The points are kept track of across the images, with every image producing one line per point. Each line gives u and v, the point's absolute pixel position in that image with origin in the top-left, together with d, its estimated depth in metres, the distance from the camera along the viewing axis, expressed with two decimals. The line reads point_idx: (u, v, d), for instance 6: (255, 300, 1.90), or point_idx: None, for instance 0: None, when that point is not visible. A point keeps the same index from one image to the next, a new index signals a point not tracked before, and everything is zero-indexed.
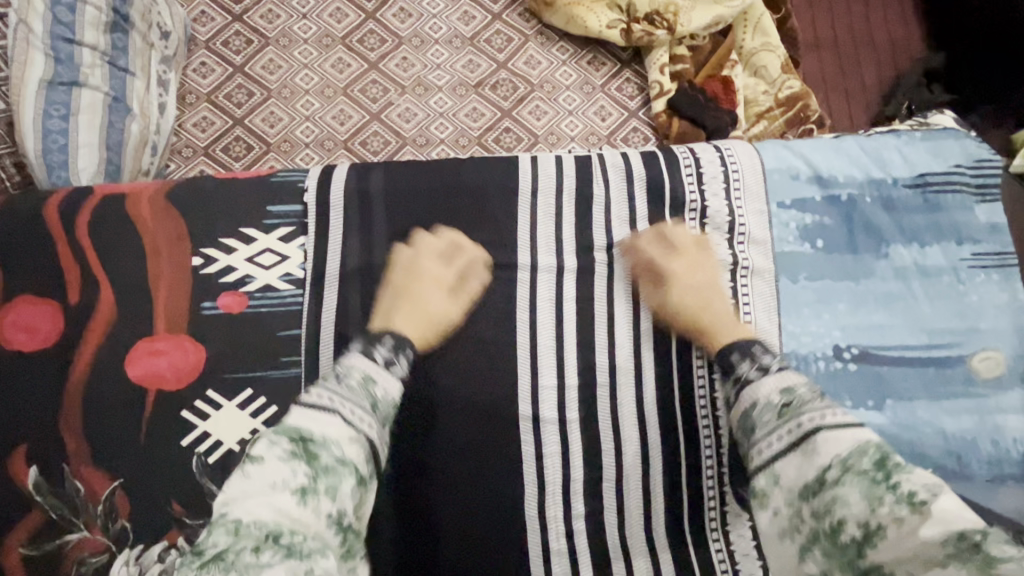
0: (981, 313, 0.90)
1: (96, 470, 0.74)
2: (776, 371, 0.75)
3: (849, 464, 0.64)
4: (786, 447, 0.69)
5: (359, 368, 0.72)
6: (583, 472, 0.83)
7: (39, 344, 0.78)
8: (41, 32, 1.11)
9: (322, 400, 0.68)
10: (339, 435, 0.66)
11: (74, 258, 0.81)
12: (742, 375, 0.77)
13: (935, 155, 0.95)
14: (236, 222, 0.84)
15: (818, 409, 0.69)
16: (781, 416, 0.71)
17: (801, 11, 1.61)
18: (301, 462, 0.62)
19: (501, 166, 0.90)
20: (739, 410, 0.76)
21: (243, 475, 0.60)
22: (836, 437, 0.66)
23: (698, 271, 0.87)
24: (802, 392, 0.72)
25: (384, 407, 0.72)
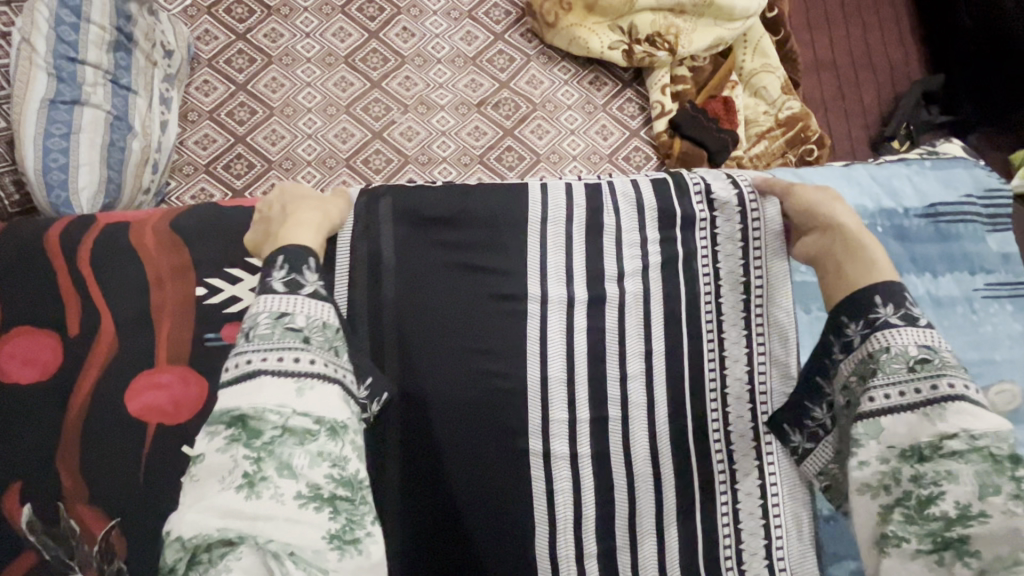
0: (995, 343, 0.89)
1: (93, 508, 0.71)
2: (922, 326, 0.65)
3: (978, 444, 0.56)
4: (905, 405, 0.61)
5: (264, 312, 0.60)
6: (595, 508, 0.81)
7: (38, 375, 0.76)
8: (43, 51, 1.09)
9: (249, 365, 0.57)
10: (280, 397, 0.56)
11: (74, 287, 0.79)
12: (878, 318, 0.66)
13: (945, 185, 0.94)
14: (241, 251, 0.82)
15: (958, 376, 0.61)
16: (914, 370, 0.62)
17: (801, 31, 1.61)
18: (241, 446, 0.53)
19: (508, 193, 0.89)
20: (862, 354, 0.66)
21: (192, 480, 0.54)
22: (973, 412, 0.58)
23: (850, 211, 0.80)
24: (946, 354, 0.63)
25: (320, 334, 0.61)
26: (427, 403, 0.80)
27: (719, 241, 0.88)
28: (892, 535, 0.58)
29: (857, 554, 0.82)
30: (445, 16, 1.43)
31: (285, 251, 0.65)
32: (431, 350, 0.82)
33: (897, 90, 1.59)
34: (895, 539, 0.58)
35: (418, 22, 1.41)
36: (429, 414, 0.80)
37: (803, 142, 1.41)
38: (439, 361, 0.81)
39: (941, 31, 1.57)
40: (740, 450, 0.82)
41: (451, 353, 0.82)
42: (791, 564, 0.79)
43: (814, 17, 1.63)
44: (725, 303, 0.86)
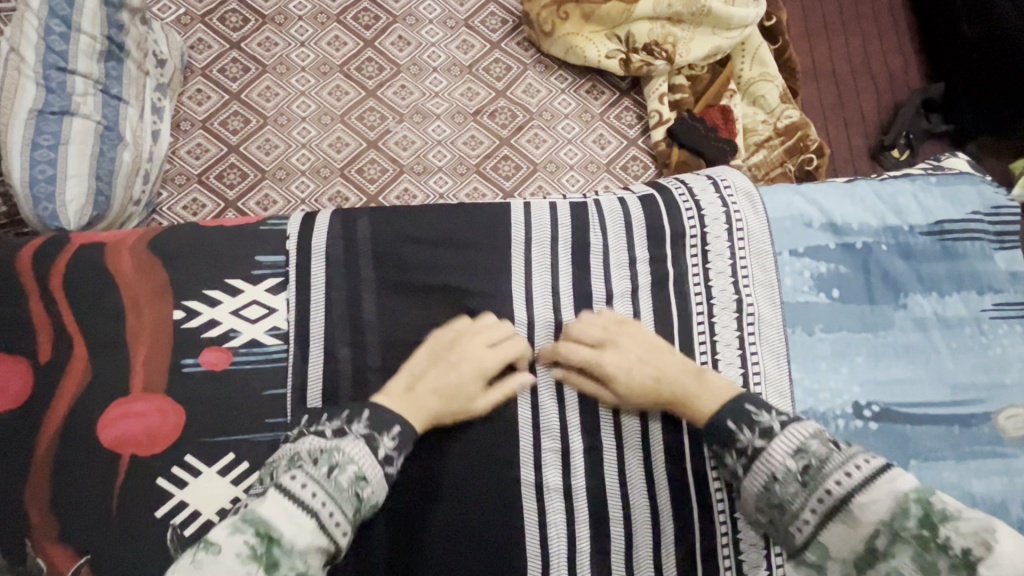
0: (1006, 366, 0.86)
1: (62, 546, 0.68)
2: (781, 432, 0.69)
3: (896, 529, 0.60)
4: (825, 519, 0.64)
5: (355, 466, 0.65)
6: (591, 542, 0.76)
7: (9, 404, 0.72)
8: (32, 62, 1.11)
9: (303, 491, 0.61)
10: (309, 543, 0.59)
11: (47, 312, 0.76)
12: (744, 445, 0.70)
13: (951, 202, 0.91)
14: (222, 272, 0.80)
15: (840, 467, 0.65)
16: (806, 484, 0.66)
17: (800, 40, 1.59)
18: (259, 566, 0.56)
19: (499, 212, 0.86)
20: (760, 487, 0.69)
21: (195, 565, 0.55)
22: (872, 500, 0.62)
23: (630, 346, 0.78)
24: (817, 448, 0.67)
25: (366, 509, 0.65)
26: None
27: (710, 257, 0.85)
28: None
29: None
30: (442, 25, 1.40)
31: (404, 425, 0.69)
32: None
33: (898, 100, 1.56)
34: None
35: (414, 30, 1.39)
36: (416, 443, 0.77)
37: (803, 151, 1.38)
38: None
39: (942, 42, 1.56)
40: None
41: None
42: None
43: (814, 26, 1.61)
44: (718, 322, 0.82)
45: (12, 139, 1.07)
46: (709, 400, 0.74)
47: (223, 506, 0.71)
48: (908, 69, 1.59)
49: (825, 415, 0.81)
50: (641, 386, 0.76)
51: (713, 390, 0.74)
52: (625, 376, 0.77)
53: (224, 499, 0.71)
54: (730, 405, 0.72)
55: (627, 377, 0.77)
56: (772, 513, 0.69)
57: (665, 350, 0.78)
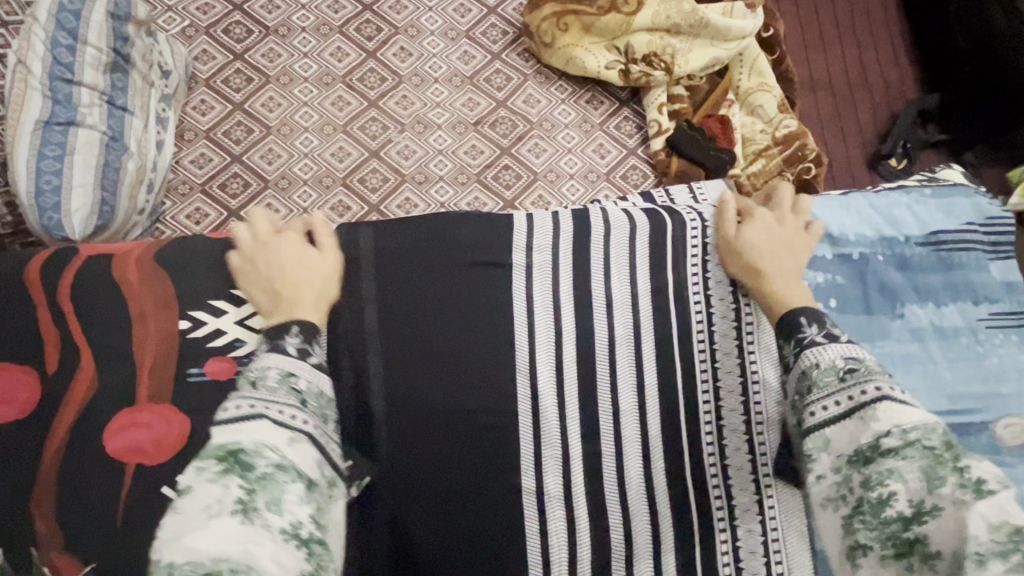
0: (1002, 376, 0.86)
1: (67, 554, 0.69)
2: (844, 341, 0.70)
3: (914, 438, 0.59)
4: (843, 413, 0.65)
5: (276, 367, 0.65)
6: (590, 549, 0.77)
7: (15, 414, 0.73)
8: (39, 73, 1.13)
9: (244, 408, 0.62)
10: (274, 439, 0.60)
11: (54, 321, 0.77)
12: (807, 337, 0.71)
13: (946, 212, 0.92)
14: (227, 283, 0.81)
15: (883, 381, 0.65)
16: (844, 380, 0.66)
17: (796, 51, 1.62)
18: (233, 478, 0.56)
19: (499, 221, 0.88)
20: (797, 371, 0.70)
21: (175, 511, 0.55)
22: (901, 409, 0.62)
23: (781, 224, 0.85)
24: (869, 364, 0.68)
25: (315, 400, 0.66)
26: (416, 441, 0.78)
27: (710, 268, 0.86)
28: (857, 543, 0.59)
29: None
30: (443, 36, 1.42)
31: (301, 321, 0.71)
32: (420, 386, 0.79)
33: (894, 110, 1.58)
34: (862, 546, 0.59)
35: (416, 41, 1.41)
36: (420, 453, 0.77)
37: (802, 159, 1.39)
38: (431, 394, 0.79)
39: (939, 53, 1.57)
40: (738, 484, 0.79)
41: (438, 385, 0.80)
42: None
43: (810, 38, 1.63)
44: (719, 332, 0.84)
45: (19, 150, 1.09)
46: (795, 297, 0.77)
47: None
48: (903, 80, 1.62)
49: None
50: (763, 246, 0.82)
51: (804, 297, 0.78)
52: (758, 230, 0.84)
53: None
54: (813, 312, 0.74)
55: (760, 233, 0.84)
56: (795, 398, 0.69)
57: (794, 250, 0.84)
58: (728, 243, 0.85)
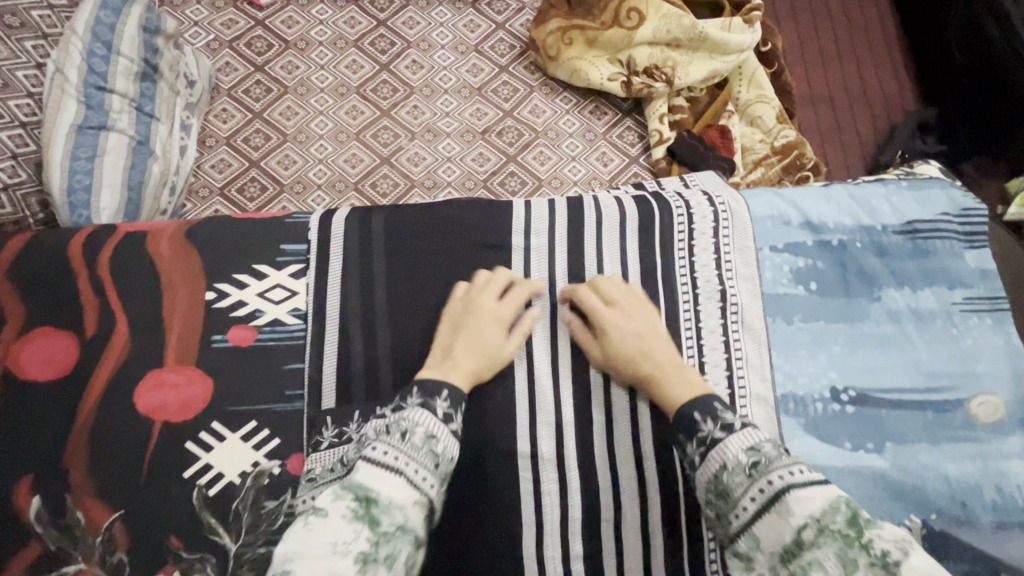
0: (976, 356, 0.91)
1: (98, 501, 0.76)
2: (739, 429, 0.70)
3: (824, 524, 0.61)
4: (762, 509, 0.65)
5: (423, 427, 0.69)
6: (581, 509, 0.82)
7: (54, 373, 0.80)
8: (75, 80, 1.20)
9: (385, 456, 0.65)
10: (404, 499, 0.63)
11: (92, 290, 0.83)
12: (705, 435, 0.71)
13: (922, 204, 0.98)
14: (250, 259, 0.87)
15: (785, 465, 0.67)
16: (751, 476, 0.67)
17: (795, 67, 1.69)
18: (363, 524, 0.59)
19: (499, 208, 0.95)
20: (707, 474, 0.70)
21: (307, 528, 0.59)
22: (808, 496, 0.64)
23: (635, 320, 0.84)
24: (768, 450, 0.68)
25: (444, 464, 0.69)
26: None
27: (696, 252, 0.93)
28: None
29: None
30: (453, 50, 1.52)
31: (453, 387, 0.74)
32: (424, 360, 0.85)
33: (893, 123, 1.65)
34: None
35: (427, 55, 1.51)
36: None
37: (800, 168, 1.45)
38: (471, 400, 0.84)
39: (937, 69, 1.63)
40: None
41: None
42: None
43: (807, 55, 1.71)
44: (704, 311, 0.89)
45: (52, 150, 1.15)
46: (661, 383, 0.79)
47: (245, 469, 0.79)
48: (903, 94, 1.68)
49: (803, 399, 0.88)
50: (630, 353, 0.82)
51: (672, 378, 0.78)
52: (618, 337, 0.83)
53: (246, 462, 0.79)
54: (691, 399, 0.75)
55: (621, 339, 0.82)
56: (715, 501, 0.69)
57: (660, 339, 0.83)
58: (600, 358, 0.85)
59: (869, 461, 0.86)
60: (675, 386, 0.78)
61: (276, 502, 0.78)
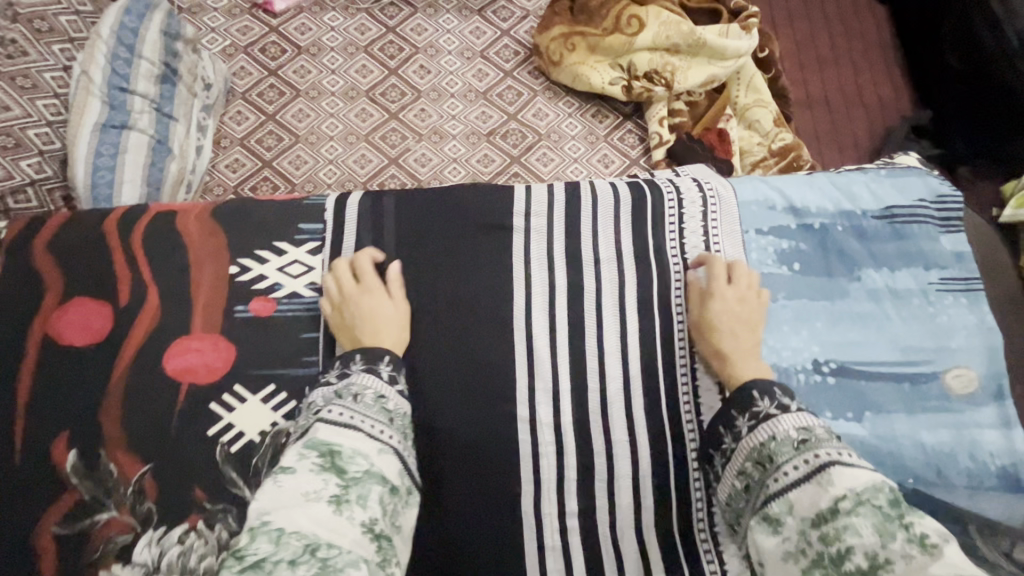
0: (952, 332, 0.96)
1: (130, 455, 0.82)
2: (795, 411, 0.77)
3: (865, 498, 0.65)
4: (803, 477, 0.70)
5: (371, 388, 0.77)
6: (577, 469, 0.88)
7: (91, 339, 0.87)
8: (99, 82, 1.28)
9: (342, 416, 0.72)
10: (367, 449, 0.70)
11: (126, 263, 0.90)
12: (762, 410, 0.78)
13: (900, 190, 1.03)
14: (271, 236, 0.94)
15: (833, 446, 0.72)
16: (799, 448, 0.72)
17: (793, 74, 1.76)
18: (331, 474, 0.66)
19: (501, 192, 1.01)
20: (756, 441, 0.76)
21: (277, 485, 0.64)
22: (852, 473, 0.68)
23: (742, 303, 0.90)
24: (819, 431, 0.74)
25: (399, 419, 0.77)
26: (426, 380, 0.89)
27: (686, 234, 0.99)
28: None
29: None
30: (459, 55, 1.60)
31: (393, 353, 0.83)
32: (429, 332, 0.91)
33: (889, 126, 1.71)
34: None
35: (434, 60, 1.59)
36: (429, 392, 0.88)
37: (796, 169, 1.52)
38: (474, 368, 0.90)
39: (930, 74, 1.70)
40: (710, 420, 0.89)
41: (450, 331, 0.92)
42: None
43: (807, 60, 1.78)
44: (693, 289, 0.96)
45: (77, 146, 1.22)
46: (743, 362, 0.85)
47: (264, 429, 0.85)
48: (898, 98, 1.75)
49: (787, 370, 0.93)
50: (726, 326, 0.88)
51: (752, 363, 0.85)
52: (720, 311, 0.89)
53: (266, 422, 0.85)
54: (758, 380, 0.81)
55: (721, 313, 0.89)
56: (753, 465, 0.75)
57: (756, 328, 0.89)
58: (695, 320, 0.91)
59: (850, 429, 0.91)
60: (751, 370, 0.84)
61: None
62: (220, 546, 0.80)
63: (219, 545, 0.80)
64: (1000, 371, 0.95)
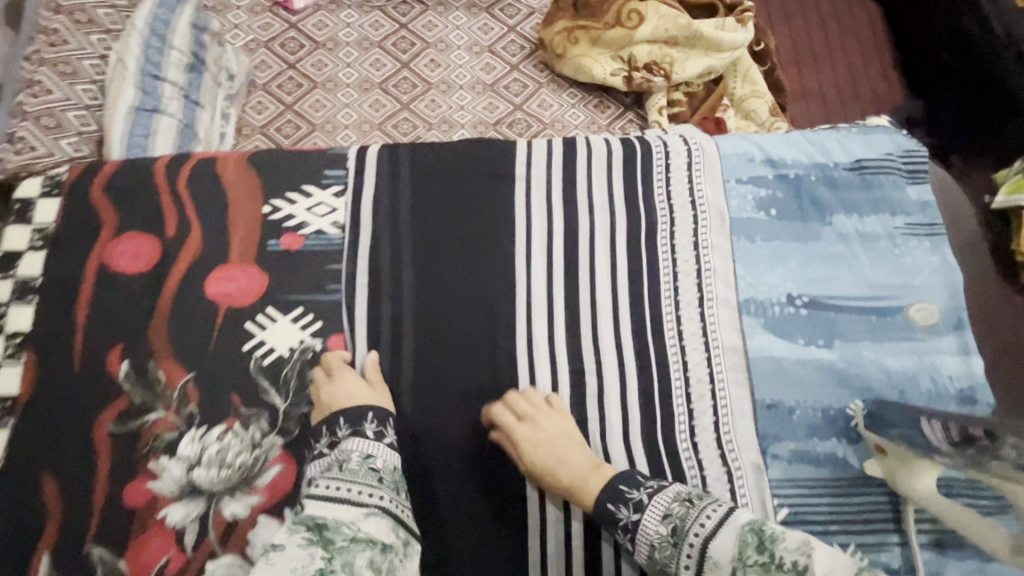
0: (915, 271, 1.05)
1: (176, 365, 0.93)
2: (647, 503, 0.83)
3: (745, 562, 0.74)
4: (697, 571, 0.77)
5: (356, 451, 0.83)
6: (570, 384, 0.98)
7: (142, 268, 0.98)
8: (133, 70, 1.41)
9: (330, 488, 0.78)
10: (352, 516, 0.75)
11: (173, 202, 1.02)
12: (624, 521, 0.83)
13: (869, 145, 1.13)
14: (300, 180, 1.06)
15: (695, 521, 0.79)
16: (676, 543, 0.79)
17: (789, 69, 1.84)
18: (318, 547, 0.71)
19: (505, 146, 1.12)
20: (645, 556, 0.81)
21: (268, 561, 0.70)
22: (721, 543, 0.76)
23: (541, 424, 0.91)
24: (677, 510, 0.81)
25: (389, 475, 0.82)
26: (436, 309, 1.00)
27: (672, 181, 1.09)
28: None
29: (796, 436, 0.96)
30: (468, 50, 1.72)
31: (377, 408, 0.88)
32: (440, 272, 1.03)
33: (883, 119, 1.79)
34: None
35: (445, 54, 1.71)
36: (439, 319, 1.00)
37: None
38: (480, 298, 1.01)
39: (922, 72, 1.79)
40: (691, 345, 1.00)
41: (460, 265, 1.03)
42: (738, 443, 0.95)
43: (801, 54, 1.86)
44: (677, 231, 1.06)
45: (113, 127, 1.34)
46: (581, 483, 0.87)
47: (293, 345, 0.96)
48: (892, 94, 1.82)
49: (763, 303, 1.03)
50: (548, 463, 0.88)
51: (587, 475, 0.87)
52: (530, 449, 0.89)
53: (294, 339, 0.96)
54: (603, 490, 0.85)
55: (532, 451, 0.89)
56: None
57: (572, 437, 0.91)
58: (521, 463, 0.91)
59: (820, 354, 1.00)
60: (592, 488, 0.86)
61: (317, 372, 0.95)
62: (253, 444, 0.91)
63: (253, 443, 0.91)
64: (960, 305, 1.04)
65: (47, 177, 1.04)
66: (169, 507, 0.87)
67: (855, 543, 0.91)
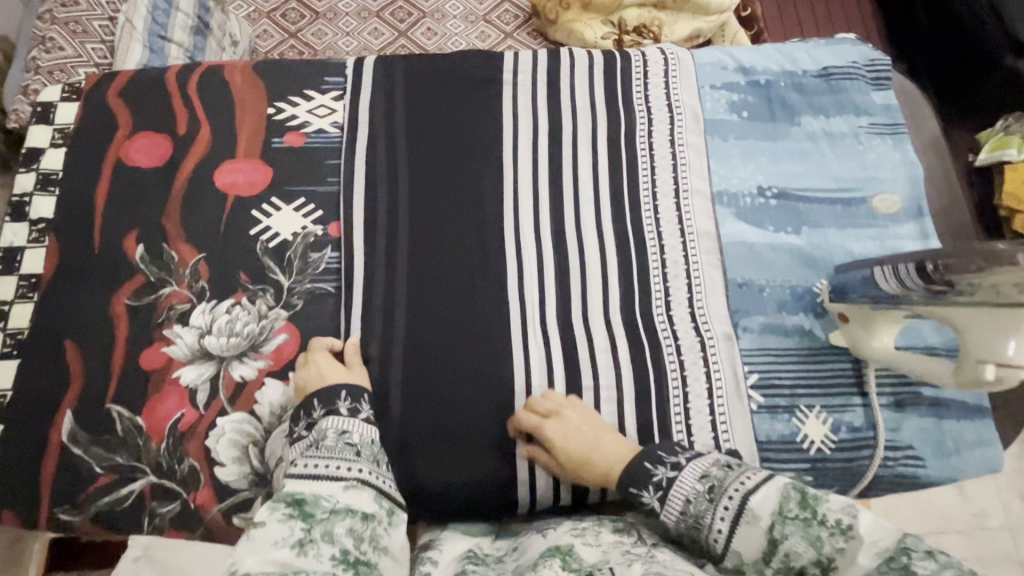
0: (878, 165, 1.12)
1: (189, 246, 1.01)
2: (689, 464, 0.79)
3: (784, 514, 0.68)
4: (731, 527, 0.71)
5: (332, 428, 0.81)
6: (555, 264, 1.04)
7: (154, 164, 1.05)
8: (140, 29, 1.44)
9: (310, 467, 0.76)
10: (330, 489, 0.74)
11: (184, 104, 1.09)
12: (660, 480, 0.79)
13: (835, 55, 1.20)
14: (301, 87, 1.13)
15: (735, 479, 0.73)
16: (712, 498, 0.73)
17: (776, 32, 1.77)
18: (298, 519, 0.69)
19: (492, 56, 1.19)
20: (677, 512, 0.76)
21: (249, 538, 0.68)
22: (763, 497, 0.70)
23: (571, 419, 0.90)
24: (715, 472, 0.76)
25: (367, 449, 0.80)
26: (428, 201, 1.07)
27: (650, 86, 1.17)
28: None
29: (766, 311, 1.03)
30: (463, 20, 1.80)
31: (349, 386, 0.87)
32: (432, 170, 1.09)
33: None
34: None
35: (442, 23, 1.79)
36: (430, 210, 1.07)
37: None
38: (470, 191, 1.09)
39: (905, 37, 1.81)
40: (668, 231, 1.07)
41: (452, 162, 1.10)
42: (710, 316, 1.02)
43: (788, 22, 1.78)
44: (655, 128, 1.13)
45: None
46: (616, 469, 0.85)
47: (296, 231, 1.03)
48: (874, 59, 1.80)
49: (735, 195, 1.10)
50: (579, 451, 0.87)
51: (619, 460, 0.86)
52: (562, 440, 0.88)
53: (297, 225, 1.03)
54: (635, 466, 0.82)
55: (564, 444, 0.88)
56: (694, 535, 0.75)
57: (603, 426, 0.89)
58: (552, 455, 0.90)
59: (788, 240, 1.07)
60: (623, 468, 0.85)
61: (319, 254, 1.03)
62: (260, 315, 0.98)
63: (260, 315, 0.98)
64: (920, 196, 1.10)
65: (69, 85, 1.12)
66: (183, 368, 0.94)
67: (820, 404, 0.98)
